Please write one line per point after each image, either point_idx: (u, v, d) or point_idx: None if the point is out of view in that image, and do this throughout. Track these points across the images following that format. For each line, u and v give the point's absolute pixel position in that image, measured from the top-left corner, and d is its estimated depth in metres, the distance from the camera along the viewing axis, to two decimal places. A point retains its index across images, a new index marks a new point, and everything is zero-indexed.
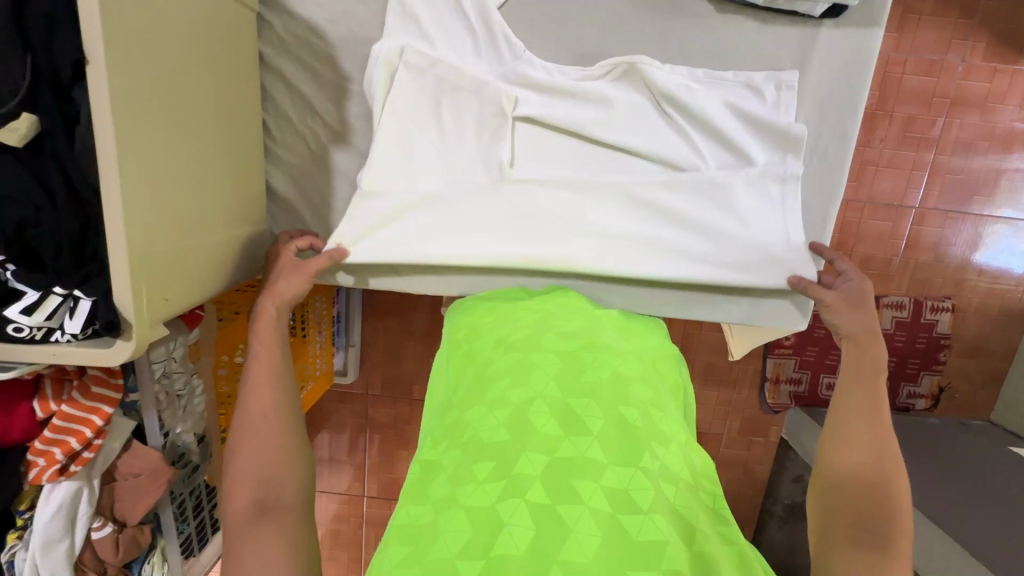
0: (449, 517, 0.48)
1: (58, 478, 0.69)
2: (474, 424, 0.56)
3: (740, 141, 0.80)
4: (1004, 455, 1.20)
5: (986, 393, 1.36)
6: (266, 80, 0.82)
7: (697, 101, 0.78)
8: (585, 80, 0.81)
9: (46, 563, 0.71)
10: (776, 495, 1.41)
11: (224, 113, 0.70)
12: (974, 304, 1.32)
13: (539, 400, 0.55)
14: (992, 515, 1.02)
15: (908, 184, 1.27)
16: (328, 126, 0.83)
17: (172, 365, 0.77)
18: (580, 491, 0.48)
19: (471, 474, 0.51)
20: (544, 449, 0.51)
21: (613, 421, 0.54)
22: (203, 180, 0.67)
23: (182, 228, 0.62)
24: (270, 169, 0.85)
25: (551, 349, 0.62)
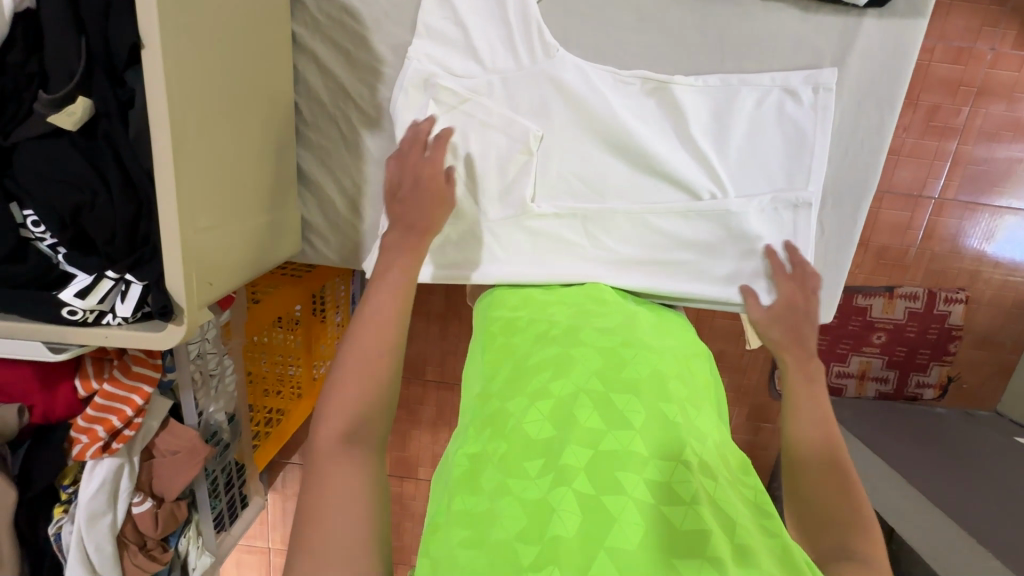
0: (502, 504, 0.51)
1: (100, 455, 0.71)
2: (518, 415, 0.59)
3: (767, 144, 0.81)
4: (1010, 445, 1.22)
5: (994, 384, 1.38)
6: (299, 61, 0.81)
7: (726, 118, 0.81)
8: (615, 86, 0.81)
9: (91, 537, 0.72)
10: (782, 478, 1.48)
11: (264, 103, 0.71)
12: (987, 296, 1.32)
13: (581, 395, 0.59)
14: (1000, 501, 1.04)
15: (928, 174, 1.26)
16: (361, 110, 0.83)
17: (206, 346, 0.80)
18: (624, 483, 0.51)
19: (522, 467, 0.54)
20: (587, 442, 0.54)
21: (654, 416, 0.57)
22: (240, 164, 0.67)
23: (221, 213, 0.62)
24: (302, 153, 0.85)
25: (591, 346, 0.65)
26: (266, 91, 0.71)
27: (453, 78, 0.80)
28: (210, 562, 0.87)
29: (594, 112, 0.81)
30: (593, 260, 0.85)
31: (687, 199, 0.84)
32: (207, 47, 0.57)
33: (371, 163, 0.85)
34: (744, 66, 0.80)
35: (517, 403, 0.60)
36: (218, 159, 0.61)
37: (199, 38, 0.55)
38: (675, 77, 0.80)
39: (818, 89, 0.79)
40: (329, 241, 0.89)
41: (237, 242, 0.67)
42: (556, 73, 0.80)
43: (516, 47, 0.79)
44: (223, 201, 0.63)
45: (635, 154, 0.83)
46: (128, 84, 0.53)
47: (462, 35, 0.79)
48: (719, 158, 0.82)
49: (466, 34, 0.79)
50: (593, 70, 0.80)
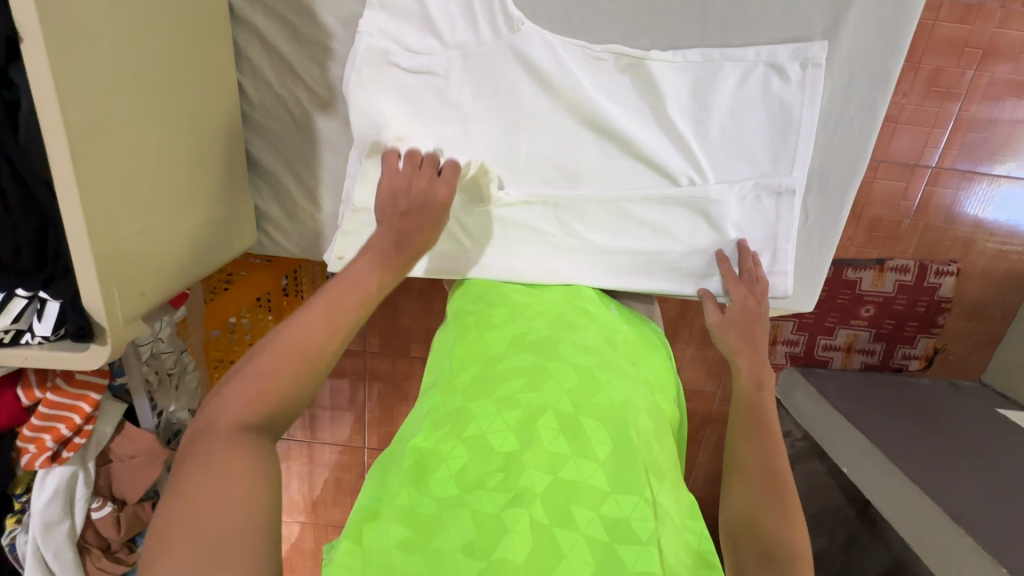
0: (455, 515, 0.53)
1: (50, 464, 0.68)
2: (482, 421, 0.60)
3: (751, 128, 0.76)
4: (990, 417, 1.22)
5: (979, 355, 1.37)
6: (238, 34, 0.74)
7: (707, 97, 0.75)
8: (589, 62, 0.75)
9: (48, 545, 0.70)
10: None
11: (204, 94, 0.66)
12: (980, 267, 1.29)
13: (548, 413, 0.60)
14: (975, 474, 1.04)
15: (926, 142, 1.20)
16: (312, 90, 0.76)
17: (160, 346, 0.77)
18: (578, 519, 0.53)
19: (481, 483, 0.56)
20: (548, 467, 0.56)
21: (620, 448, 0.59)
22: (175, 166, 0.62)
23: (156, 223, 0.59)
24: (250, 137, 0.79)
25: (565, 361, 0.65)
26: (208, 85, 0.66)
27: (410, 55, 0.73)
28: None
29: (564, 92, 0.75)
30: (563, 251, 0.82)
31: (664, 185, 0.79)
32: (119, 46, 0.52)
33: (325, 146, 0.79)
34: (727, 39, 0.73)
35: (481, 408, 0.61)
36: (145, 162, 0.57)
37: (105, 37, 0.51)
38: (653, 52, 0.73)
39: (805, 67, 0.73)
40: (287, 231, 0.84)
41: (180, 248, 0.64)
42: (522, 48, 0.73)
43: (478, 19, 0.72)
44: (159, 209, 0.60)
45: (609, 136, 0.78)
46: (15, 85, 0.47)
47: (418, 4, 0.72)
48: (698, 141, 0.77)
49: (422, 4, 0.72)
50: (563, 45, 0.74)
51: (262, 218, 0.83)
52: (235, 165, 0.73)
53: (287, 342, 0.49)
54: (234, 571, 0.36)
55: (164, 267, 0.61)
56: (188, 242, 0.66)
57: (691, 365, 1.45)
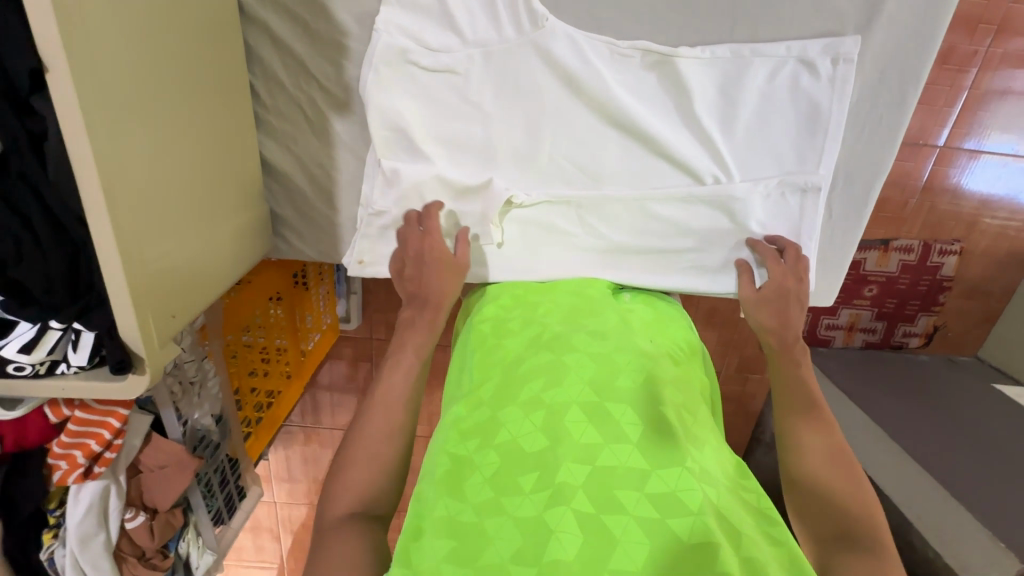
0: (498, 524, 0.54)
1: (83, 480, 0.68)
2: (509, 424, 0.62)
3: (778, 124, 0.75)
4: (988, 394, 1.25)
5: (978, 331, 1.39)
6: (248, 33, 0.70)
7: (735, 94, 0.73)
8: (613, 58, 0.72)
9: (87, 556, 0.71)
10: (765, 425, 1.60)
11: (219, 95, 0.65)
12: (982, 246, 1.30)
13: (573, 406, 0.62)
14: (976, 451, 1.07)
15: (936, 121, 1.18)
16: (326, 91, 0.73)
17: (182, 356, 0.77)
18: (624, 503, 0.55)
19: (518, 485, 0.57)
20: (583, 458, 0.58)
21: (649, 427, 0.61)
22: (195, 171, 0.61)
23: (181, 231, 0.58)
24: (263, 140, 0.76)
25: (580, 352, 0.67)
26: (222, 86, 0.65)
27: (439, 54, 0.71)
28: (213, 560, 0.88)
29: (587, 91, 0.73)
30: (584, 251, 0.82)
31: (689, 184, 0.78)
32: (145, 48, 0.51)
33: (341, 148, 0.77)
34: (757, 34, 0.71)
35: (507, 411, 0.63)
36: (171, 162, 0.56)
37: (132, 43, 0.49)
38: (679, 47, 0.71)
39: (838, 64, 0.71)
40: (305, 236, 0.83)
41: (206, 253, 0.63)
42: (544, 46, 0.71)
43: (499, 16, 0.70)
44: (184, 214, 0.59)
45: (633, 134, 0.76)
46: (39, 113, 0.46)
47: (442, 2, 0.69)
48: (724, 138, 0.76)
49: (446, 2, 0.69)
50: (586, 41, 0.71)
51: (277, 219, 0.81)
52: (247, 167, 0.72)
53: (361, 439, 0.63)
54: None
55: (193, 274, 0.60)
56: (213, 245, 0.65)
57: None
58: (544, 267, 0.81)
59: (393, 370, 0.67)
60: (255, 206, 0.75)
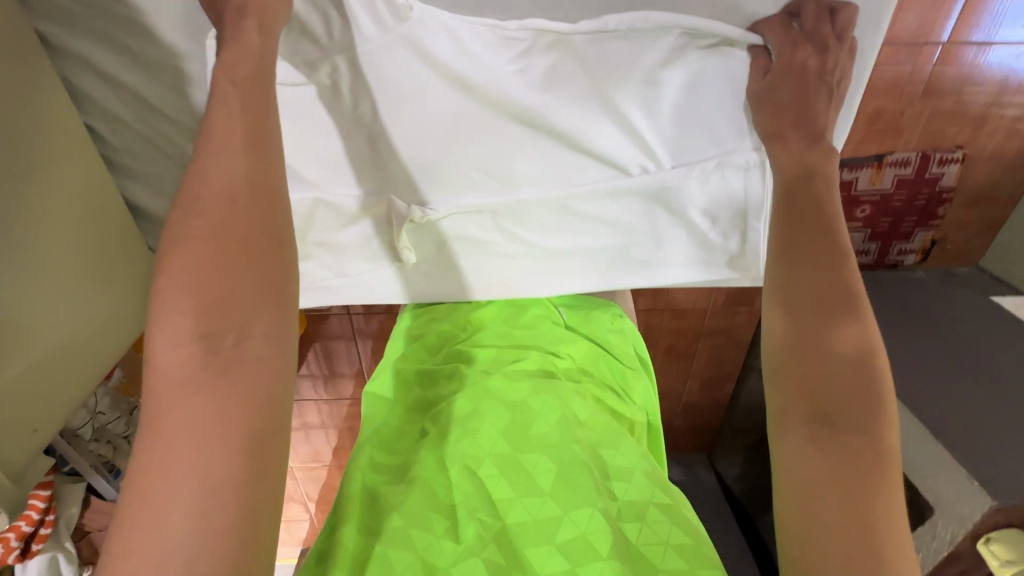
0: (402, 558, 0.53)
1: (23, 558, 0.68)
2: (427, 470, 0.61)
3: (706, 103, 0.64)
4: (984, 312, 1.18)
5: (980, 240, 1.28)
6: (66, 70, 0.59)
7: (653, 71, 0.61)
8: (502, 42, 0.59)
9: None
10: (758, 352, 1.58)
11: (61, 169, 0.57)
12: (989, 150, 1.16)
13: (487, 460, 0.61)
14: (966, 384, 1.02)
15: (938, 13, 1.00)
16: (177, 121, 0.63)
17: (100, 419, 0.75)
18: (535, 559, 0.54)
19: (431, 521, 0.56)
20: (494, 513, 0.58)
21: (563, 471, 0.59)
22: (49, 259, 0.56)
23: (27, 334, 0.54)
24: (125, 184, 0.67)
25: (496, 399, 0.67)
26: (60, 155, 0.57)
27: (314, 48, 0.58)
28: None
29: (479, 88, 0.61)
30: (508, 260, 0.76)
31: (614, 177, 0.69)
32: None
33: None
34: None
35: (425, 461, 0.63)
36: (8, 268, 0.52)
37: None
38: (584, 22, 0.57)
39: (792, 27, 0.59)
40: None
41: (77, 342, 0.59)
42: (417, 41, 0.58)
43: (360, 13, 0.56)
44: (33, 309, 0.54)
45: (546, 133, 0.65)
46: None
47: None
48: (647, 124, 0.65)
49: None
50: (471, 35, 0.58)
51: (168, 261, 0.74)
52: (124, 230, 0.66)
53: (202, 237, 0.42)
54: (222, 520, 0.37)
55: (56, 373, 0.56)
56: (84, 327, 0.60)
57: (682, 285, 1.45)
58: (467, 284, 0.78)
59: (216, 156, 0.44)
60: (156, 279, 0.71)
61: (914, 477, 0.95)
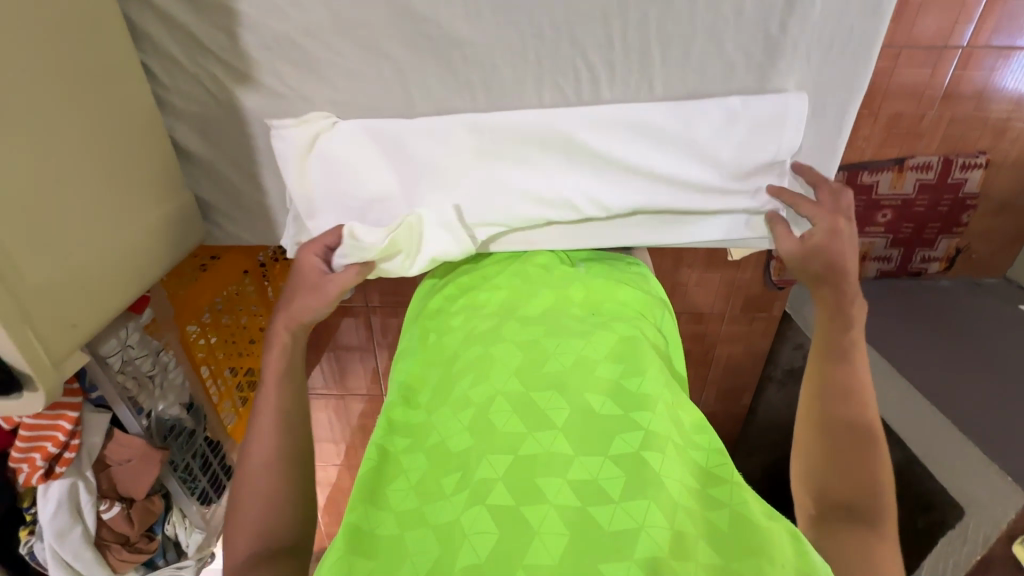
0: (416, 534, 0.54)
1: (46, 480, 0.71)
2: (438, 427, 0.63)
3: (724, 53, 0.66)
4: (1013, 318, 1.15)
5: (1006, 251, 1.26)
6: (129, 7, 0.64)
7: (665, 21, 0.64)
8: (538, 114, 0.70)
9: (67, 549, 0.73)
10: (776, 362, 1.54)
11: (95, 93, 0.60)
12: (1012, 158, 1.14)
13: (499, 399, 0.62)
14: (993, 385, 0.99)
15: (957, 19, 1.01)
16: (225, 63, 0.67)
17: (130, 352, 0.77)
18: (545, 489, 0.54)
19: (439, 488, 0.57)
20: (505, 450, 0.58)
21: (575, 411, 0.60)
22: (97, 176, 0.60)
23: (80, 237, 0.58)
24: (172, 124, 0.71)
25: (511, 343, 0.68)
26: (97, 80, 0.60)
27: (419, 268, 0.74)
28: (202, 538, 0.92)
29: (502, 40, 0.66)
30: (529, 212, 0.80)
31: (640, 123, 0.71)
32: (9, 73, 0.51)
33: (255, 122, 0.71)
34: None
35: (439, 414, 0.64)
36: (65, 180, 0.57)
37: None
38: (610, 202, 0.74)
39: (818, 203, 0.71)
40: (238, 219, 0.79)
41: (122, 255, 0.63)
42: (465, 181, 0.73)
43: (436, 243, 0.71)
44: (82, 217, 0.58)
45: (568, 94, 0.69)
46: None
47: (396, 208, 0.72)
48: (663, 77, 0.68)
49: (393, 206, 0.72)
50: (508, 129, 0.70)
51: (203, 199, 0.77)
52: (151, 153, 0.67)
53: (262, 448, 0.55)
54: None
55: (100, 280, 0.60)
56: (132, 241, 0.65)
57: (698, 289, 1.44)
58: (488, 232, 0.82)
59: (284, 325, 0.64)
60: (189, 211, 0.74)
61: (942, 474, 0.90)
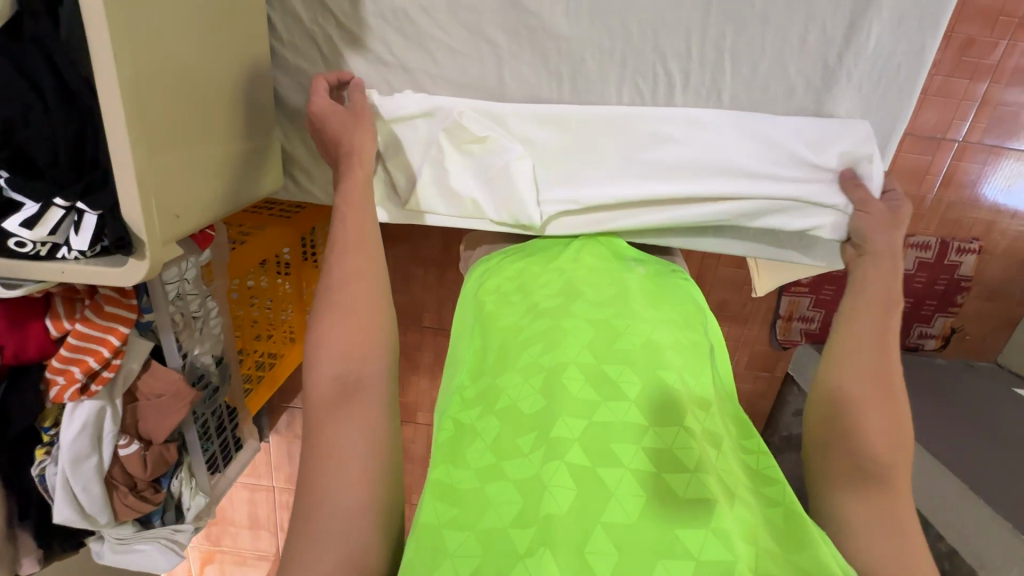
0: (497, 487, 0.49)
1: (80, 397, 0.68)
2: (507, 389, 0.56)
3: (787, 74, 0.74)
4: (1010, 398, 1.16)
5: (996, 336, 1.30)
6: None
7: (736, 41, 0.73)
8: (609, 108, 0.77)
9: (77, 477, 0.70)
10: (776, 427, 1.45)
11: (208, 27, 0.62)
12: (1002, 247, 1.22)
13: (571, 367, 0.55)
14: (997, 452, 0.99)
15: (954, 115, 1.13)
16: (343, 26, 0.74)
17: (185, 287, 0.76)
18: (620, 454, 0.48)
19: (516, 445, 0.51)
20: (580, 413, 0.51)
21: (651, 387, 0.53)
22: (185, 85, 0.60)
23: (175, 134, 0.59)
24: (278, 75, 0.78)
25: (582, 317, 0.60)
26: (207, 17, 0.62)
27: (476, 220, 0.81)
28: (205, 503, 0.87)
29: (587, 42, 0.74)
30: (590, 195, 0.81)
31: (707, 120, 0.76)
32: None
33: None
34: None
35: (506, 376, 0.57)
36: (171, 82, 0.57)
37: None
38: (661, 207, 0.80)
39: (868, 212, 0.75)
40: (314, 176, 0.83)
41: (192, 168, 0.62)
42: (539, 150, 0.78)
43: (506, 199, 0.77)
44: (170, 125, 0.58)
45: (643, 95, 0.77)
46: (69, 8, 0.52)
47: (480, 136, 0.77)
48: (729, 89, 0.76)
49: (477, 131, 0.76)
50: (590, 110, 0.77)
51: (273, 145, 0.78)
52: (234, 85, 0.68)
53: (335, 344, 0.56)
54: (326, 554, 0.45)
55: (180, 187, 0.60)
56: (212, 159, 0.66)
57: None
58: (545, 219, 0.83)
59: (353, 252, 0.62)
60: (252, 150, 0.73)
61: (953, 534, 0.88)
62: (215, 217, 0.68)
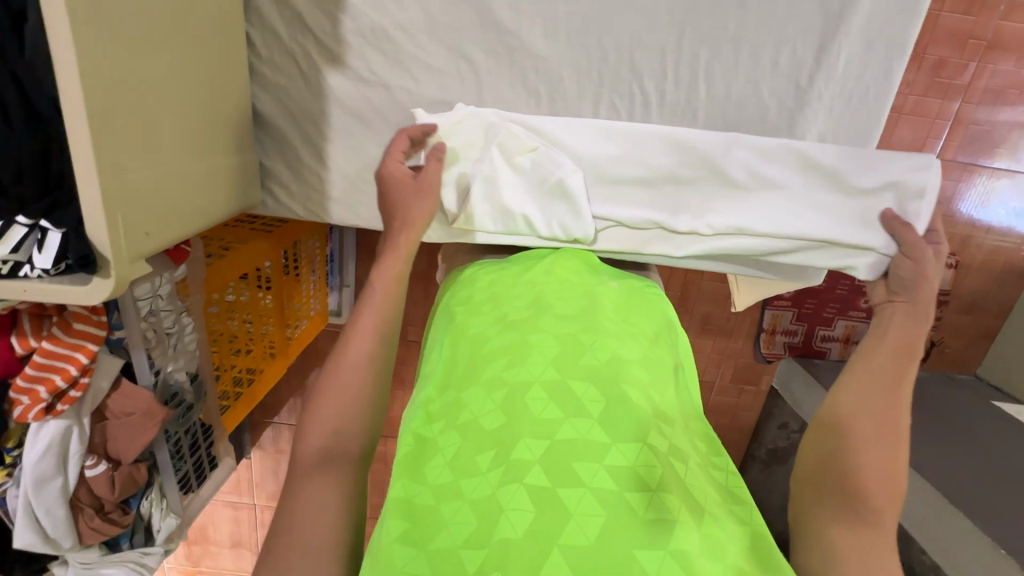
0: (451, 506, 0.48)
1: (45, 417, 0.66)
2: (470, 406, 0.55)
3: (759, 95, 0.76)
4: (989, 410, 1.18)
5: (975, 349, 1.32)
6: None
7: (710, 62, 0.74)
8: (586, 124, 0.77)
9: (40, 500, 0.68)
10: (761, 440, 1.45)
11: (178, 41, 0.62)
12: (978, 261, 1.24)
13: (536, 385, 0.54)
14: (976, 465, 1.00)
15: (928, 134, 1.16)
16: (322, 43, 0.75)
17: (159, 303, 0.74)
18: (583, 474, 0.48)
19: (475, 463, 0.50)
20: (541, 432, 0.50)
21: (616, 402, 0.53)
22: (152, 100, 0.59)
23: (142, 147, 0.58)
24: (258, 92, 0.78)
25: (550, 331, 0.59)
26: (180, 33, 0.62)
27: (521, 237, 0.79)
28: (175, 524, 0.86)
29: (565, 61, 0.75)
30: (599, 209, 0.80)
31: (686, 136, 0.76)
32: None
33: (333, 101, 0.77)
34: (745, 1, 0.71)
35: (470, 391, 0.56)
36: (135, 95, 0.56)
37: None
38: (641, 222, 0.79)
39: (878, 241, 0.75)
40: (293, 191, 0.82)
41: (159, 183, 0.61)
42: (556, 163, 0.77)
43: (552, 214, 0.78)
44: (135, 141, 0.57)
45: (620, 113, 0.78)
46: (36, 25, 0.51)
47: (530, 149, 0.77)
48: (703, 108, 0.77)
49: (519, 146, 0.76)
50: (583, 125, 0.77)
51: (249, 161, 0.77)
52: (208, 100, 0.68)
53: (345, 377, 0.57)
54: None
55: (145, 202, 0.59)
56: (182, 174, 0.65)
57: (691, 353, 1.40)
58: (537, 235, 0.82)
59: (371, 280, 0.65)
60: (226, 162, 0.73)
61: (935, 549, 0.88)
62: (186, 233, 0.66)
